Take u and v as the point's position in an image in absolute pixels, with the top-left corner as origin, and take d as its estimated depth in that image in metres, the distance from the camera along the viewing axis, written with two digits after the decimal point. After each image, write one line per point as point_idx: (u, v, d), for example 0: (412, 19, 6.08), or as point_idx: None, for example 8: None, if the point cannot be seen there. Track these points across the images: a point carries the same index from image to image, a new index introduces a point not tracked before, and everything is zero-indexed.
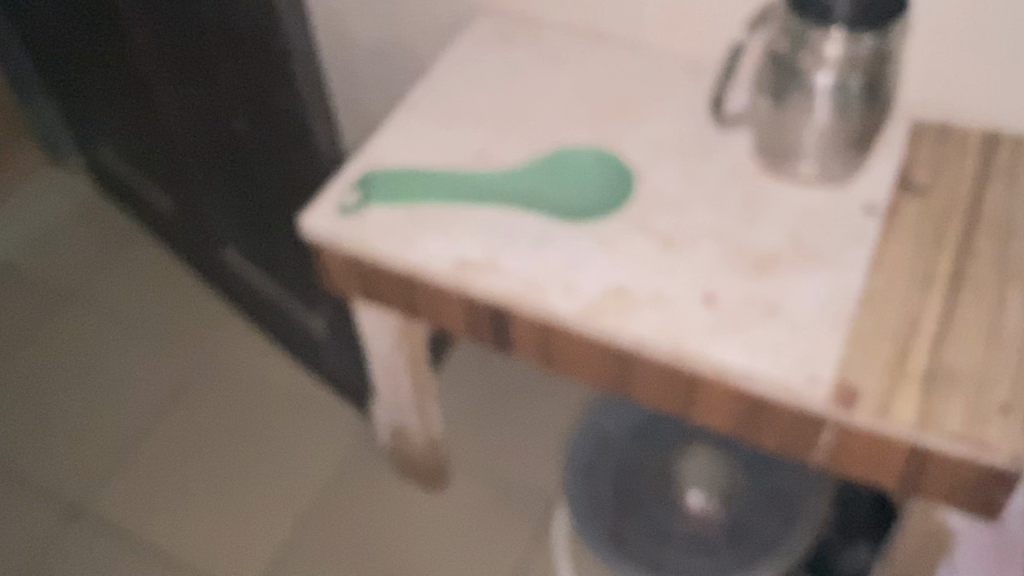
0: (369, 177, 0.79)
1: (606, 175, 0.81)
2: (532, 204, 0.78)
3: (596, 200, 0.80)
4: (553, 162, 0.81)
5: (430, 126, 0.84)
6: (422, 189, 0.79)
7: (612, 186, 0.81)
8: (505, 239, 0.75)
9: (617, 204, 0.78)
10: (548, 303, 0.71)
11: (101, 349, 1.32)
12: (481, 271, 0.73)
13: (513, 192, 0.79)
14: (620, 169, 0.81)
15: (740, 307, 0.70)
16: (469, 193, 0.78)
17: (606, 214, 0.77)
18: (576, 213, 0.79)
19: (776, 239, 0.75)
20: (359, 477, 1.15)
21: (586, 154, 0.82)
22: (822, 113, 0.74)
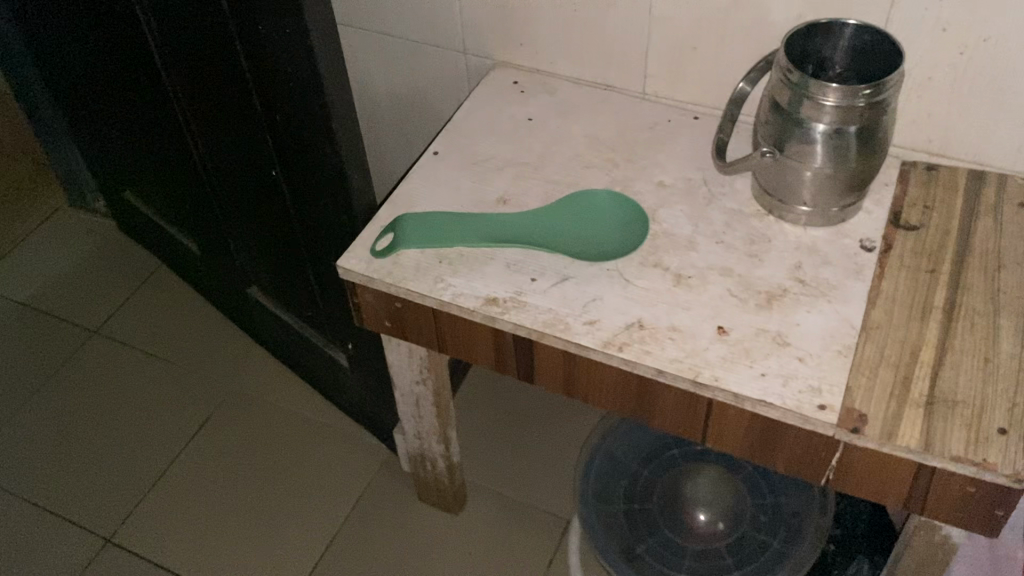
0: (398, 220, 0.84)
1: (620, 216, 0.86)
2: (555, 243, 0.83)
3: (612, 239, 0.85)
4: (571, 204, 0.86)
5: (454, 174, 0.90)
6: (451, 229, 0.83)
7: (626, 226, 0.85)
8: (529, 277, 0.80)
9: (632, 242, 0.83)
10: (572, 336, 0.75)
11: (121, 385, 1.34)
12: (509, 307, 0.78)
13: (535, 232, 0.84)
14: (633, 209, 0.86)
15: (751, 339, 0.75)
16: (495, 233, 0.83)
17: (624, 251, 0.82)
18: (598, 249, 0.84)
19: (781, 274, 0.80)
20: (379, 504, 1.18)
21: (602, 196, 0.87)
22: (820, 160, 0.79)
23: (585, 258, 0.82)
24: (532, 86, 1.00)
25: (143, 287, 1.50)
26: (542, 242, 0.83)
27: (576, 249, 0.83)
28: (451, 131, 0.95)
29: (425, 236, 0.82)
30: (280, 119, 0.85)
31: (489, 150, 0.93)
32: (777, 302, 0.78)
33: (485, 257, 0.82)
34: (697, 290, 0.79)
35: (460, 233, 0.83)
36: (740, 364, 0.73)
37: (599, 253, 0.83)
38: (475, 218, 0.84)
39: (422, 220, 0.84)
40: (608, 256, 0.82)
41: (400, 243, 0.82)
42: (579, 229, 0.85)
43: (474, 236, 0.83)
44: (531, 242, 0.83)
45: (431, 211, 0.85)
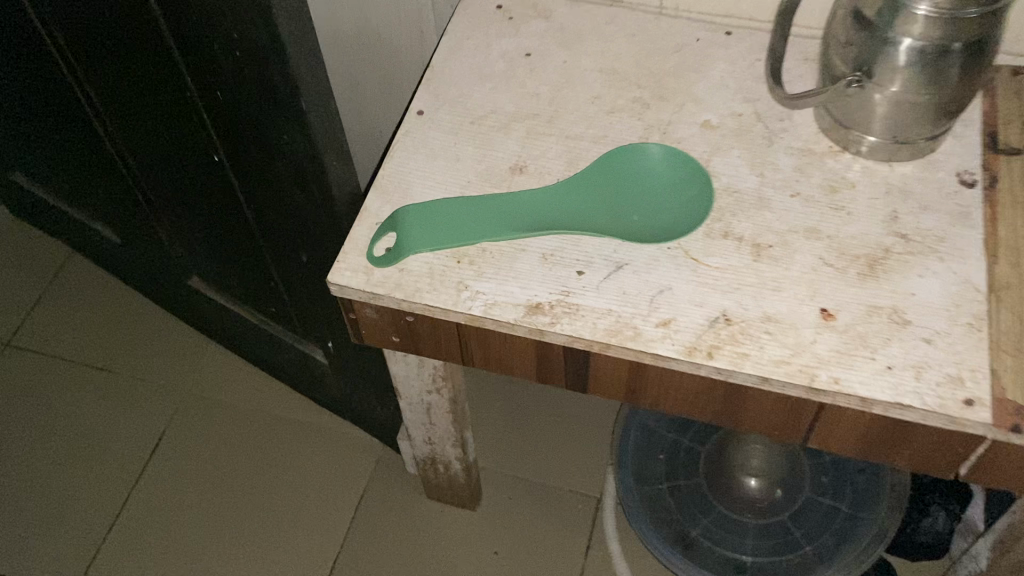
0: (395, 219, 0.66)
1: (674, 177, 0.70)
2: (600, 223, 0.67)
3: (668, 208, 0.69)
4: (607, 168, 0.69)
5: (449, 139, 0.72)
6: (466, 223, 0.65)
7: (684, 190, 0.69)
8: (576, 271, 0.64)
9: (697, 211, 0.67)
10: (647, 345, 0.60)
11: (66, 403, 1.17)
12: (558, 315, 0.62)
13: (572, 210, 0.67)
14: (691, 167, 0.69)
15: (864, 321, 0.61)
16: (523, 220, 0.66)
17: (690, 224, 0.66)
18: (659, 224, 0.67)
19: (877, 228, 0.65)
20: (384, 501, 1.06)
21: (649, 153, 0.70)
22: (919, 86, 0.63)
23: (643, 239, 0.66)
24: (520, 8, 0.81)
25: (64, 282, 1.29)
26: (585, 225, 0.66)
27: (627, 228, 0.67)
28: (432, 80, 0.76)
29: (436, 238, 0.65)
30: (222, 93, 0.65)
31: (487, 101, 0.74)
32: (881, 266, 0.63)
33: (514, 250, 0.65)
34: (782, 264, 0.64)
35: (480, 227, 0.65)
36: (859, 358, 0.59)
37: (657, 229, 0.67)
38: (494, 202, 0.67)
39: (427, 215, 0.66)
40: (671, 234, 0.66)
41: (405, 250, 0.64)
42: (624, 198, 0.69)
43: (499, 229, 0.65)
44: (572, 227, 0.66)
45: (436, 200, 0.67)
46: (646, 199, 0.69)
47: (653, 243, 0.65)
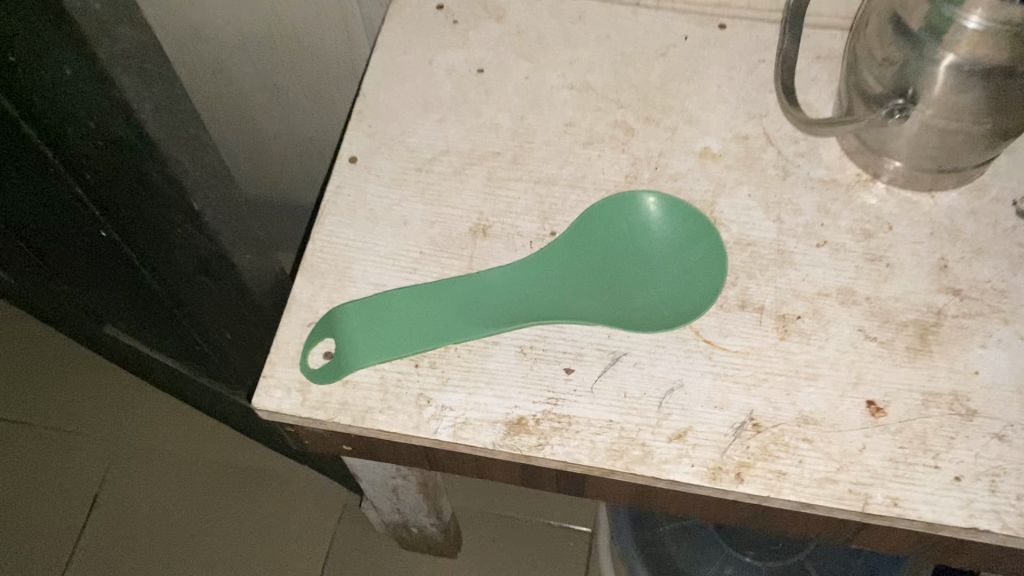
0: (333, 321, 0.52)
1: (677, 233, 0.57)
2: (588, 305, 0.54)
3: (672, 273, 0.56)
4: (593, 228, 0.56)
5: (393, 194, 0.58)
6: (422, 321, 0.52)
7: (690, 247, 0.56)
8: (563, 370, 0.51)
9: (708, 281, 0.55)
10: (659, 470, 0.48)
11: (11, 490, 1.16)
12: (545, 434, 0.50)
13: (553, 289, 0.54)
14: (695, 222, 0.56)
15: (921, 416, 0.49)
16: (493, 310, 0.53)
17: (700, 301, 0.54)
18: (664, 302, 0.54)
19: (925, 283, 0.54)
20: (353, 549, 1.09)
21: (643, 204, 0.57)
22: (978, 114, 0.49)
23: (642, 325, 0.53)
24: (467, 7, 0.66)
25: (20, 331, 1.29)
26: (571, 309, 0.54)
27: (622, 308, 0.54)
28: (366, 114, 0.61)
29: (386, 345, 0.51)
30: None
31: (435, 139, 0.60)
32: (934, 336, 0.52)
33: (485, 346, 0.52)
34: (815, 342, 0.52)
35: (439, 325, 0.52)
36: (919, 467, 0.48)
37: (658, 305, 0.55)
38: (457, 288, 0.53)
39: (372, 314, 0.52)
40: (677, 314, 0.54)
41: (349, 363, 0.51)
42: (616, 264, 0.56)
43: (464, 325, 0.52)
44: (555, 315, 0.53)
45: (381, 292, 0.53)
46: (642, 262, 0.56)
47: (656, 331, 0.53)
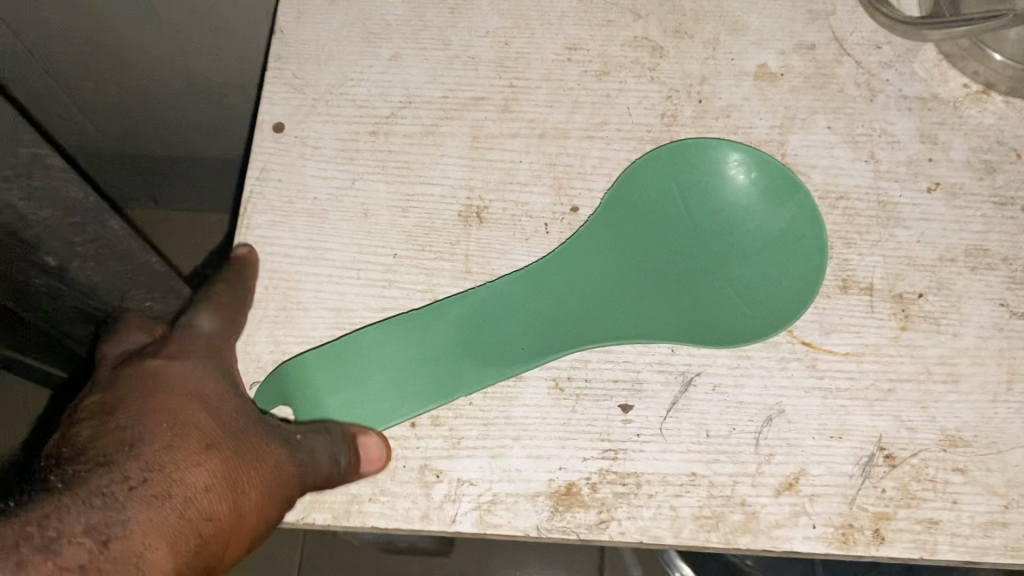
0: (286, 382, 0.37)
1: (750, 195, 0.41)
2: (639, 314, 0.39)
3: (747, 252, 0.41)
4: (632, 201, 0.41)
5: (342, 174, 0.41)
6: (414, 375, 0.37)
7: (769, 211, 0.41)
8: (619, 410, 0.37)
9: (801, 261, 0.40)
10: (771, 541, 0.35)
11: None
12: (608, 506, 0.36)
13: (590, 296, 0.39)
14: (773, 176, 0.40)
15: None
16: (512, 340, 0.38)
17: (794, 293, 0.39)
18: (744, 295, 0.40)
19: None
20: None
21: (699, 158, 0.41)
22: None
23: (719, 337, 0.39)
24: None
25: None
26: (619, 323, 0.39)
27: (686, 313, 0.40)
28: (287, 59, 0.43)
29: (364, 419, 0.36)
30: None
31: (390, 85, 0.43)
32: None
33: (504, 386, 0.37)
34: (947, 328, 0.38)
35: (439, 377, 0.37)
36: None
37: (735, 300, 0.40)
38: (457, 313, 0.38)
39: (342, 372, 0.37)
40: (763, 314, 0.39)
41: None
42: (669, 247, 0.41)
43: (473, 371, 0.37)
44: (598, 335, 0.38)
45: (352, 335, 0.37)
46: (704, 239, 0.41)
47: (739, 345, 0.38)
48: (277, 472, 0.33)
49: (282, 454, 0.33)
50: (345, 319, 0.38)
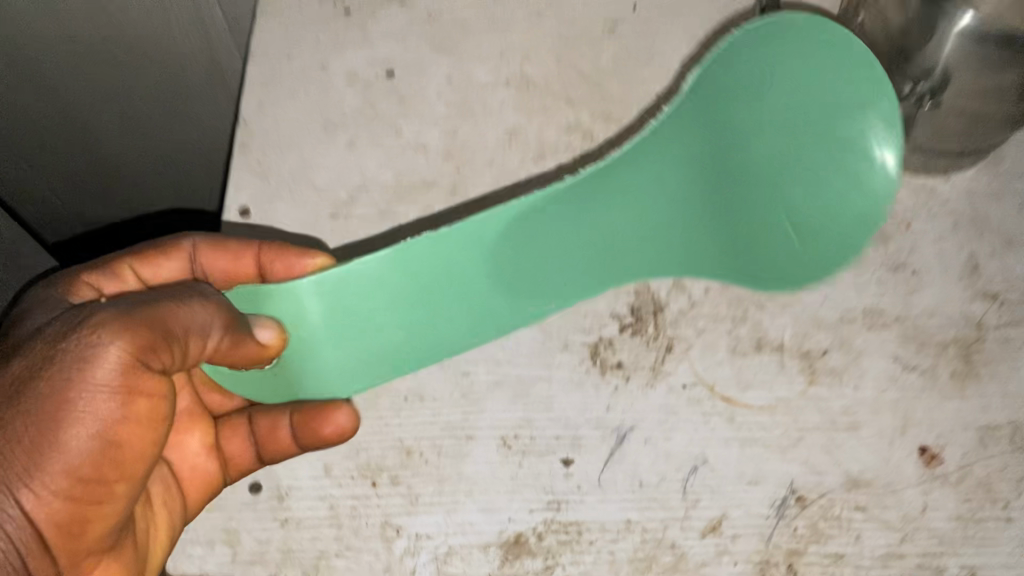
0: (275, 300, 0.41)
1: (812, 105, 0.41)
2: (741, 211, 0.43)
3: (814, 158, 0.41)
4: (716, 88, 0.43)
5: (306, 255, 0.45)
6: (523, 275, 0.43)
7: (840, 125, 0.40)
8: (561, 464, 0.41)
9: (865, 183, 0.40)
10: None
11: None
12: (553, 552, 0.40)
13: (650, 225, 0.44)
14: (871, 72, 0.39)
15: (983, 460, 0.42)
16: (543, 261, 0.43)
17: (840, 226, 0.41)
18: (820, 185, 0.41)
19: (959, 292, 0.46)
20: None
21: (800, 52, 0.40)
22: None
23: (770, 279, 0.43)
24: None
25: None
26: (669, 258, 0.44)
27: (746, 240, 0.43)
28: (251, 148, 0.47)
29: (322, 382, 0.43)
30: None
31: (348, 172, 0.47)
32: (979, 357, 0.44)
33: (457, 445, 0.42)
34: (848, 382, 0.43)
35: (444, 319, 0.43)
36: (991, 522, 0.41)
37: (781, 222, 0.42)
38: (478, 224, 0.41)
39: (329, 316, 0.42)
40: (817, 209, 0.42)
41: (276, 392, 0.44)
42: (750, 155, 0.42)
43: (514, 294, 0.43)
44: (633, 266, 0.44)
45: (360, 266, 0.41)
46: (766, 143, 0.42)
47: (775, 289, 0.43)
48: (140, 379, 0.35)
49: (119, 354, 0.34)
50: None
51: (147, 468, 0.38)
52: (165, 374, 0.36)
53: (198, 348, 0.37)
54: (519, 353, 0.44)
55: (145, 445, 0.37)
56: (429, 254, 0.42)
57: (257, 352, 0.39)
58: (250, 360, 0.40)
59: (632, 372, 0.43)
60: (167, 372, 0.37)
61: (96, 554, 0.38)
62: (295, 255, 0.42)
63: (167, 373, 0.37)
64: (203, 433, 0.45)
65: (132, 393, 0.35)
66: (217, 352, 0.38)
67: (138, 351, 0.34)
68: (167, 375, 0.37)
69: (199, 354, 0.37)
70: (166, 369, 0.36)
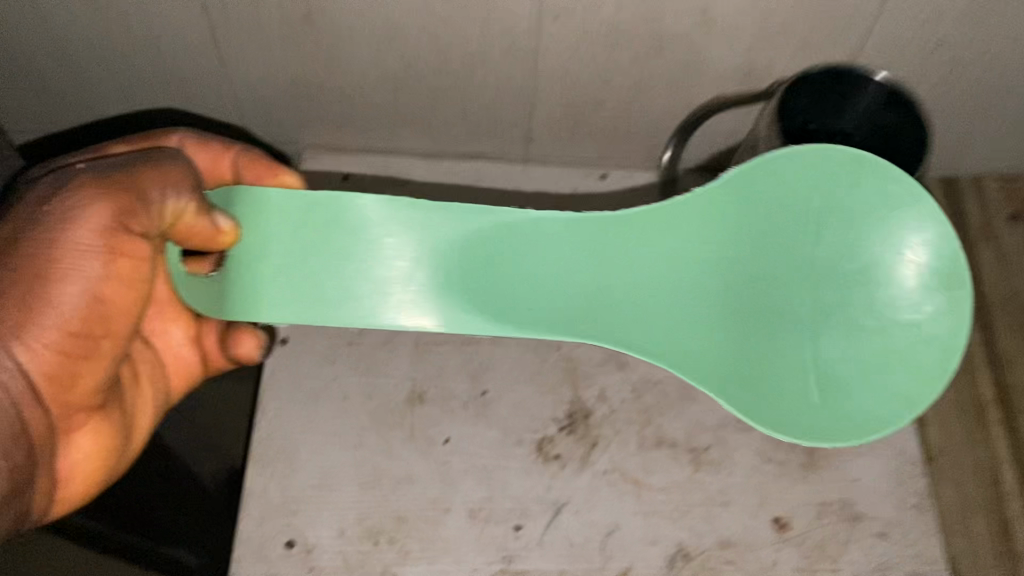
0: (238, 202, 0.46)
1: (913, 257, 0.47)
2: (837, 318, 0.50)
3: (881, 294, 0.48)
4: (795, 201, 0.48)
5: (331, 372, 0.62)
6: (472, 292, 0.47)
7: (920, 275, 0.47)
8: (512, 527, 0.57)
9: (906, 331, 0.48)
10: None
11: None
12: None
13: (661, 273, 0.49)
14: (953, 250, 0.46)
15: (821, 527, 0.58)
16: (529, 276, 0.48)
17: (881, 360, 0.49)
18: (844, 280, 0.49)
19: None
20: None
21: (859, 182, 0.47)
22: None
23: (832, 424, 0.48)
24: (369, 175, 0.70)
25: None
26: (709, 354, 0.50)
27: (822, 343, 0.50)
28: None
29: (252, 305, 0.46)
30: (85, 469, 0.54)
31: None
32: (820, 452, 0.61)
33: (436, 513, 0.57)
34: (724, 470, 0.60)
35: (420, 303, 0.47)
36: (823, 572, 0.56)
37: (795, 324, 0.50)
38: (446, 212, 0.46)
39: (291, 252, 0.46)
40: (852, 322, 0.49)
41: (210, 309, 0.46)
42: (814, 254, 0.49)
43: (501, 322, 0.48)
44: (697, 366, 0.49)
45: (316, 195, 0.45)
46: (874, 273, 0.48)
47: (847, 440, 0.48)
48: (124, 242, 0.39)
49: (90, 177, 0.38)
50: (330, 472, 0.58)
51: (129, 326, 0.41)
52: (146, 241, 0.40)
53: (167, 212, 0.41)
54: (484, 446, 0.60)
55: (128, 303, 0.40)
56: (410, 247, 0.46)
57: (211, 233, 0.42)
58: (203, 242, 0.43)
59: (567, 461, 0.59)
60: (148, 241, 0.40)
61: (83, 412, 0.41)
62: (264, 169, 0.49)
63: (149, 245, 0.40)
64: (185, 325, 0.48)
65: (117, 253, 0.39)
66: (181, 223, 0.41)
67: (117, 209, 0.38)
68: (148, 243, 0.40)
69: (168, 219, 0.41)
70: (145, 236, 0.40)
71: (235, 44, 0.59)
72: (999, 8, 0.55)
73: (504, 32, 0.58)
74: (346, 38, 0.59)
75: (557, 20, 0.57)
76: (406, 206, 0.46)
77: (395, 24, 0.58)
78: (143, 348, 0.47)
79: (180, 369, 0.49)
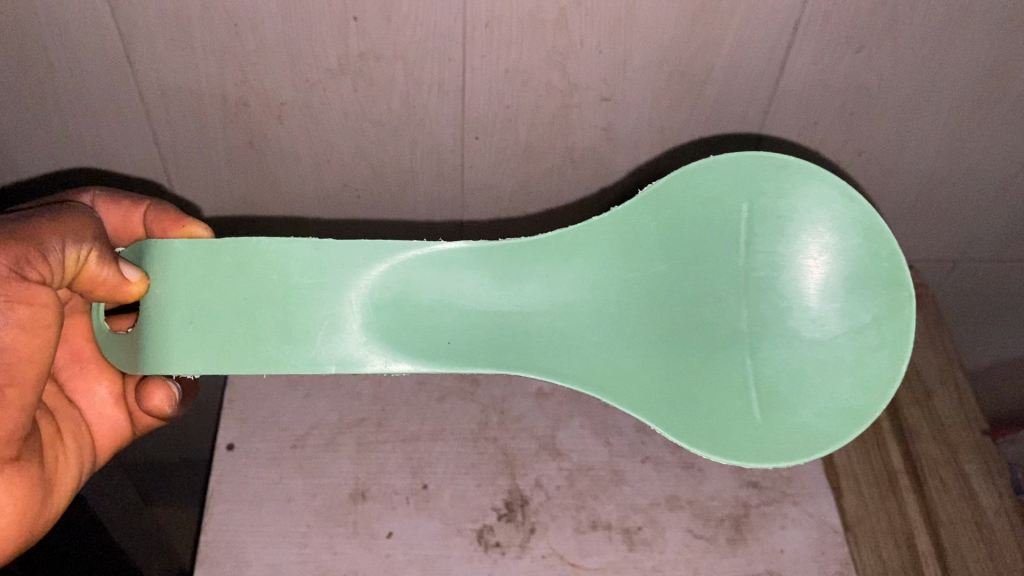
0: (148, 259, 0.49)
1: (849, 266, 0.53)
2: (777, 330, 0.56)
3: (819, 302, 0.55)
4: (729, 220, 0.55)
5: (277, 474, 0.65)
6: (423, 326, 0.53)
7: (857, 281, 0.53)
8: None
9: (850, 340, 0.54)
10: None
11: None
12: None
13: (595, 285, 0.56)
14: (893, 258, 0.52)
15: None
16: (467, 298, 0.54)
17: (824, 372, 0.55)
18: (767, 290, 0.56)
19: (731, 481, 0.66)
20: None
21: (792, 194, 0.53)
22: None
23: (777, 438, 0.54)
24: None
25: None
26: (641, 369, 0.56)
27: (763, 356, 0.56)
28: (236, 401, 0.69)
29: (165, 355, 0.50)
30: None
31: (303, 416, 0.68)
32: (746, 526, 0.64)
33: None
34: (656, 548, 0.62)
35: (390, 336, 0.52)
36: None
37: (723, 335, 0.57)
38: (393, 251, 0.51)
39: (194, 294, 0.50)
40: (776, 328, 0.56)
41: (131, 363, 0.50)
42: (744, 264, 0.56)
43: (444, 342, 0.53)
44: (642, 394, 0.55)
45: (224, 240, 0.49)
46: (807, 283, 0.55)
47: (796, 457, 0.53)
48: (22, 290, 0.43)
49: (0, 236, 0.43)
50: (276, 570, 0.60)
51: (38, 374, 0.45)
52: (46, 288, 0.44)
53: (69, 261, 0.46)
54: (426, 537, 0.62)
55: (35, 353, 0.44)
56: (366, 275, 0.51)
57: (116, 282, 0.47)
58: (108, 293, 0.47)
59: (507, 547, 0.62)
60: (48, 288, 0.45)
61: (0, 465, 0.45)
62: (172, 223, 0.55)
63: (50, 292, 0.45)
64: (110, 384, 0.56)
65: (15, 303, 0.43)
66: (84, 270, 0.46)
67: (13, 258, 0.42)
68: (48, 290, 0.45)
69: (70, 269, 0.46)
70: (46, 283, 0.45)
71: (185, 170, 0.65)
72: (864, 118, 0.63)
73: (431, 152, 0.65)
74: (288, 161, 0.65)
75: (477, 139, 0.64)
76: (332, 245, 0.50)
77: (331, 148, 0.64)
78: (71, 408, 0.55)
79: (107, 429, 0.57)
